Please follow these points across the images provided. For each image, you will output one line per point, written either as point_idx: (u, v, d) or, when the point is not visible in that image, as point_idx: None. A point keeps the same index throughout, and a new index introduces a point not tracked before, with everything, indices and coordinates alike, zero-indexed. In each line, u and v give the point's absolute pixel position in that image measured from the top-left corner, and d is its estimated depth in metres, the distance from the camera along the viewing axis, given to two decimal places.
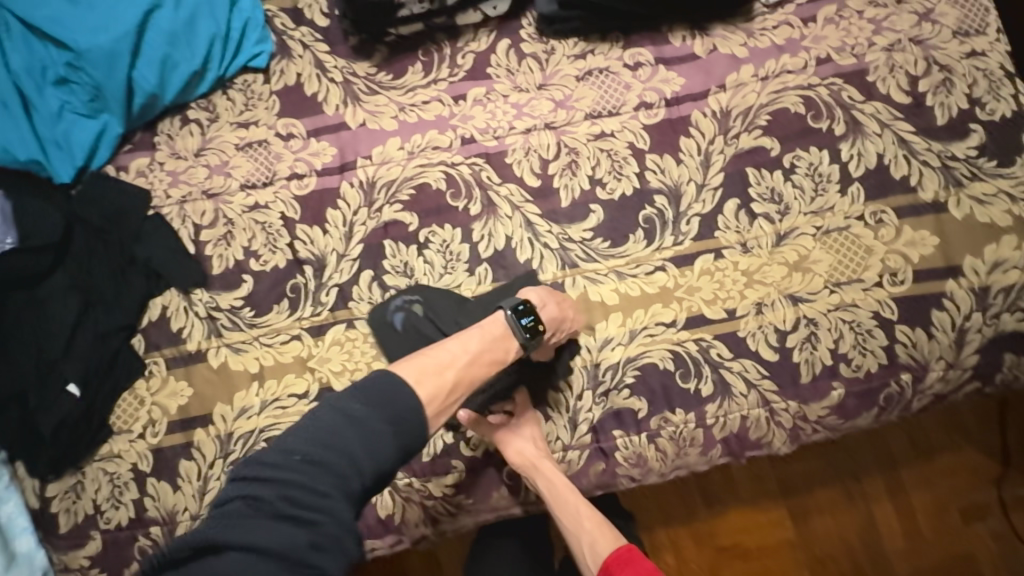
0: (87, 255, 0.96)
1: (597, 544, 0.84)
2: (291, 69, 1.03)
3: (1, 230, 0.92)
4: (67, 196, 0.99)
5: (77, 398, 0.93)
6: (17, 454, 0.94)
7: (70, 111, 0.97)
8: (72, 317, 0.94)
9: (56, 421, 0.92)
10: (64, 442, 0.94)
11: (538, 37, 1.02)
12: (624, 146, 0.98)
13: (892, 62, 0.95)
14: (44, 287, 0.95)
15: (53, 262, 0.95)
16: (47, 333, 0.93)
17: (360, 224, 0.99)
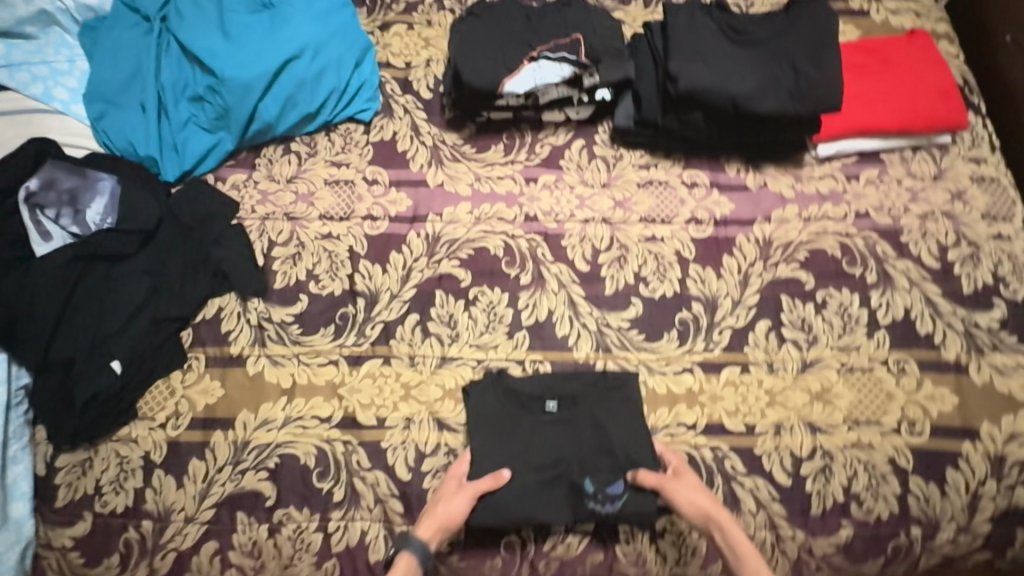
0: (168, 247, 1.06)
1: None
2: (389, 127, 1.17)
3: (105, 210, 1.02)
4: (168, 194, 1.09)
5: (117, 375, 0.98)
6: (42, 417, 0.96)
7: (194, 124, 1.11)
8: (139, 301, 1.01)
9: (91, 393, 0.96)
10: (91, 416, 0.97)
11: (610, 144, 1.14)
12: (671, 252, 1.07)
13: (925, 229, 1.05)
14: (122, 266, 1.02)
15: (138, 246, 1.03)
16: (112, 309, 0.99)
17: (418, 271, 1.06)
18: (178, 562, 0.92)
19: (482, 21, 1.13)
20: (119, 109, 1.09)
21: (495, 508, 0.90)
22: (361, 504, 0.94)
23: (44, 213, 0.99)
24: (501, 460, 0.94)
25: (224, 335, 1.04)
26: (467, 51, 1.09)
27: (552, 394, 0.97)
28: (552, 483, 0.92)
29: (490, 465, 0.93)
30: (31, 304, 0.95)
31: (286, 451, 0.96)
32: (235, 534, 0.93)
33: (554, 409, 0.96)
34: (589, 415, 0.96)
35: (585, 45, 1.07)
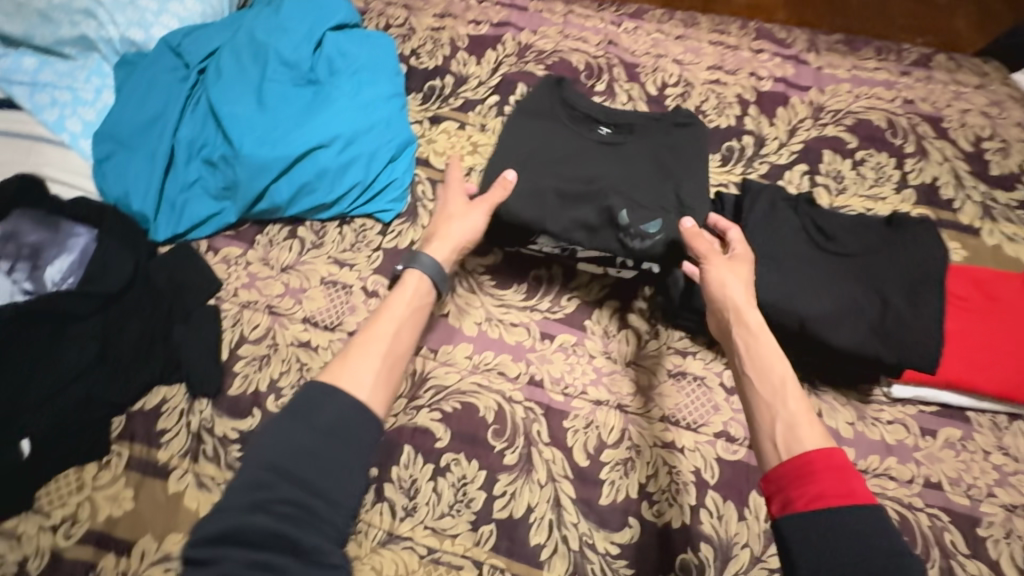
0: (127, 316, 0.93)
1: (797, 431, 0.64)
2: (408, 235, 1.05)
3: (69, 268, 0.92)
4: (151, 253, 0.99)
5: (22, 457, 0.83)
6: None
7: (200, 187, 1.01)
8: (74, 374, 0.88)
9: None
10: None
11: (649, 315, 0.99)
12: (688, 469, 0.89)
13: (1010, 526, 0.84)
14: (70, 330, 0.90)
15: (94, 311, 0.91)
16: (41, 377, 0.86)
17: (391, 414, 0.92)
18: None
19: (553, 121, 1.00)
20: (126, 152, 1.00)
21: (511, 211, 0.92)
22: None
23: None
24: (527, 189, 0.92)
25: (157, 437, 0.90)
26: (530, 165, 0.95)
27: (606, 121, 1.00)
28: (591, 181, 0.94)
29: (527, 159, 0.96)
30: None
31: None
32: None
33: (605, 133, 0.99)
34: (642, 149, 0.97)
35: (625, 199, 0.91)
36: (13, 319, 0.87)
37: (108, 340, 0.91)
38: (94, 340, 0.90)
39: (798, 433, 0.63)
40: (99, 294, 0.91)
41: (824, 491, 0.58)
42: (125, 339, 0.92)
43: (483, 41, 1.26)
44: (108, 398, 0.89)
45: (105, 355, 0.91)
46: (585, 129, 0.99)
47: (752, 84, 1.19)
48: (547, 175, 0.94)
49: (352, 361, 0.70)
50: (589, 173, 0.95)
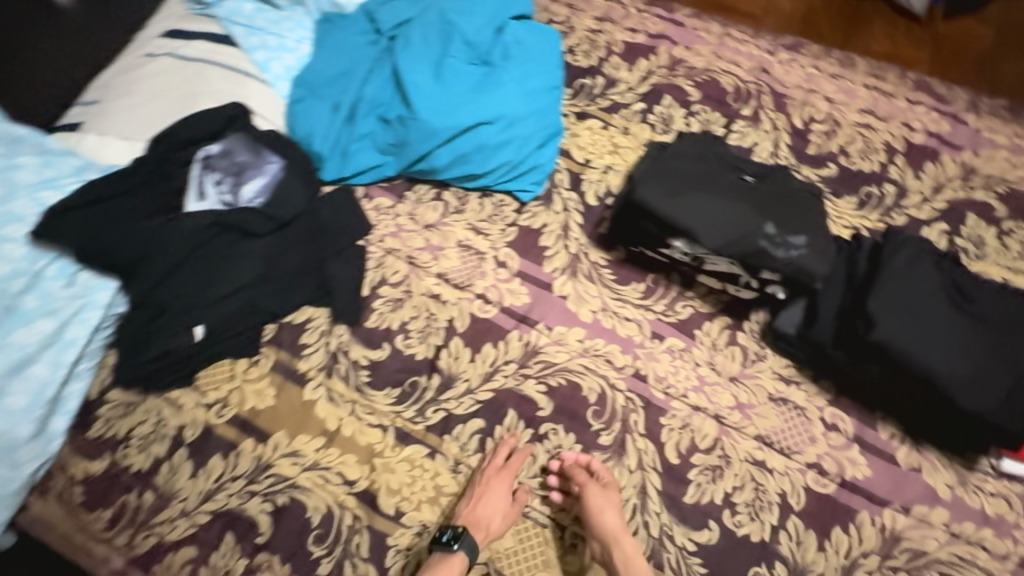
0: (293, 239, 1.05)
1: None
2: (541, 217, 1.13)
3: (258, 190, 1.04)
4: (317, 194, 1.10)
5: (193, 341, 0.98)
6: (118, 346, 0.97)
7: (371, 140, 1.12)
8: (244, 282, 1.00)
9: (164, 350, 0.97)
10: (156, 372, 0.98)
11: (758, 337, 1.02)
12: (775, 490, 0.92)
13: None
14: (245, 244, 1.02)
15: (267, 232, 1.04)
16: (219, 279, 0.99)
17: (503, 374, 1.00)
18: (153, 549, 0.90)
19: (701, 154, 1.04)
20: (314, 99, 1.13)
21: (651, 208, 0.93)
22: None
23: (210, 174, 1.03)
24: (670, 192, 0.94)
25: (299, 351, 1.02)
26: (675, 175, 0.96)
27: (747, 171, 1.02)
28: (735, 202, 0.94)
29: (672, 172, 0.97)
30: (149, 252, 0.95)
31: (299, 495, 0.91)
32: (214, 553, 0.88)
33: (749, 178, 1.00)
34: (781, 191, 0.98)
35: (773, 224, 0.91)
36: (210, 225, 0.99)
37: (277, 258, 1.03)
38: (265, 256, 1.03)
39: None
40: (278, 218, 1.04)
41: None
42: (288, 260, 1.04)
43: (637, 49, 1.31)
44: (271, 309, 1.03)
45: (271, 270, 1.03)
46: (729, 167, 1.02)
47: (902, 134, 1.18)
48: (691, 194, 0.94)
49: None
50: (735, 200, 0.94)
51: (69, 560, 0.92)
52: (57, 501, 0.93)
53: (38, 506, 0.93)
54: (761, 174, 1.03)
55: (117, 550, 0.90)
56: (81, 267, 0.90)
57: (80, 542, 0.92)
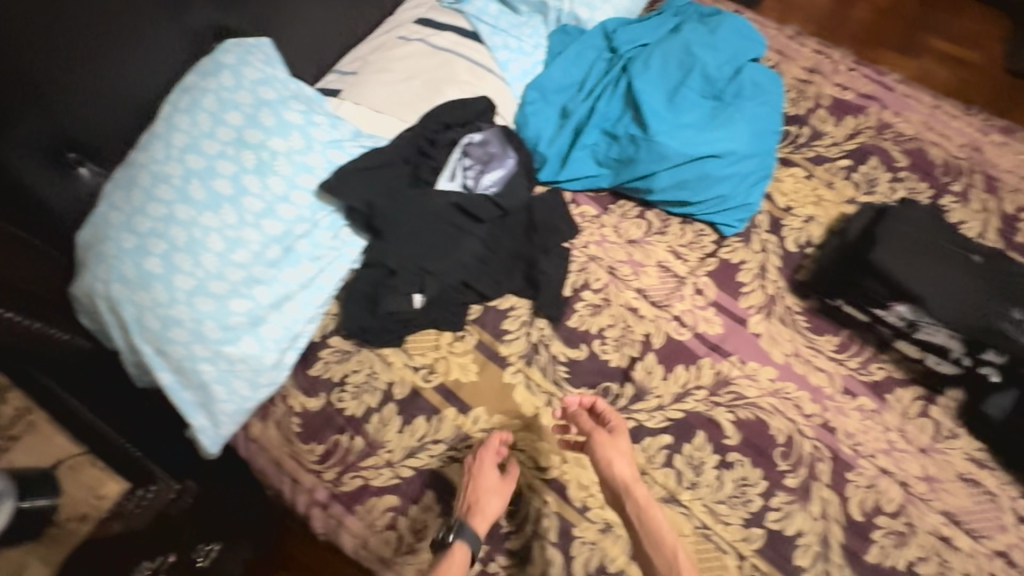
0: (509, 231, 1.12)
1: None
2: (740, 253, 1.16)
3: (495, 179, 1.12)
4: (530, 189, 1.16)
5: (413, 306, 1.04)
6: (346, 297, 1.05)
7: (593, 151, 1.17)
8: (466, 261, 1.07)
9: (389, 309, 1.03)
10: (375, 328, 1.04)
11: (952, 414, 1.02)
12: (959, 569, 0.92)
13: None
14: (471, 226, 1.08)
15: (490, 219, 1.10)
16: (447, 254, 1.05)
17: (693, 398, 1.03)
18: (358, 490, 0.98)
19: (933, 224, 1.06)
20: (545, 104, 1.20)
21: (897, 286, 0.99)
22: (523, 567, 0.93)
23: (463, 160, 1.11)
24: (916, 271, 0.99)
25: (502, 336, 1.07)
26: (919, 250, 1.00)
27: (976, 248, 1.05)
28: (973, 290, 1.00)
29: (918, 247, 1.01)
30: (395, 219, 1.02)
31: (495, 470, 0.97)
32: (414, 506, 0.96)
33: (979, 258, 1.04)
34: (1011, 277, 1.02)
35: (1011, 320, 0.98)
36: (450, 204, 1.06)
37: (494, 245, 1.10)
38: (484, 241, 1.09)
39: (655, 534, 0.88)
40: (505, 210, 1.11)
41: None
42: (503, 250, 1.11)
43: (846, 106, 1.33)
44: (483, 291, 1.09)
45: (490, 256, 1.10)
46: (961, 243, 1.05)
47: None
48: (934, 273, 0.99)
49: None
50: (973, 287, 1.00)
51: (277, 483, 1.02)
52: (276, 427, 1.02)
53: (259, 429, 1.02)
54: (986, 252, 1.06)
55: (325, 484, 0.99)
56: (347, 223, 1.01)
57: (291, 468, 1.01)
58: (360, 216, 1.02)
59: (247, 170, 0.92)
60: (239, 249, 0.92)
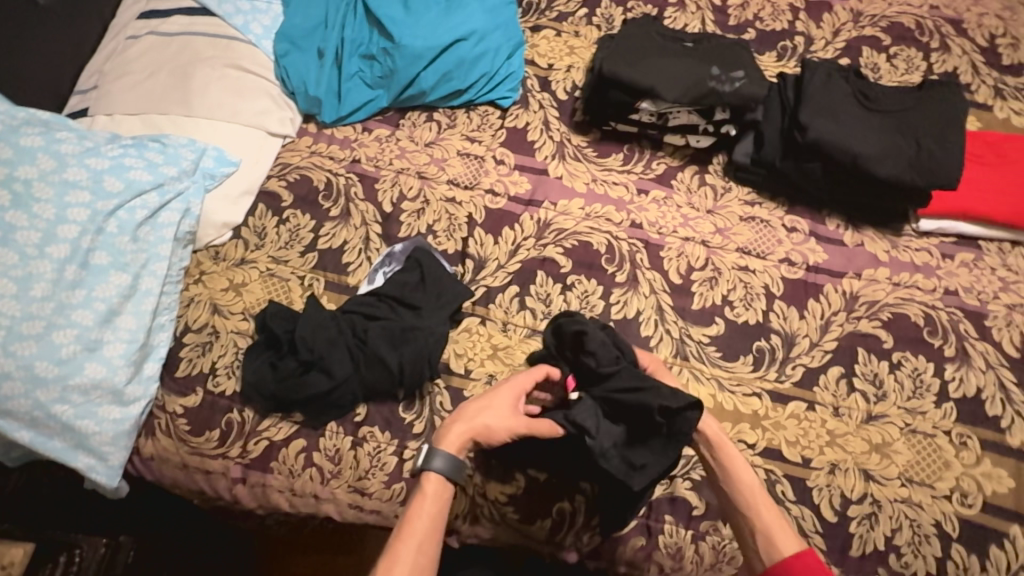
0: (403, 291, 1.05)
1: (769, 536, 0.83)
2: (523, 117, 1.29)
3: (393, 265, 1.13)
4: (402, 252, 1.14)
5: (348, 393, 0.99)
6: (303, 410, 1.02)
7: (360, 78, 1.25)
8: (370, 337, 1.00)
9: (316, 393, 0.98)
10: (298, 394, 0.98)
11: (722, 175, 1.23)
12: (759, 284, 1.14)
13: (1010, 319, 1.09)
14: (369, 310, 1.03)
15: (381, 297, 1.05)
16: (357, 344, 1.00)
17: (525, 249, 1.17)
18: (267, 450, 1.03)
19: (648, 34, 1.22)
20: (299, 52, 1.25)
21: (622, 82, 1.15)
22: None
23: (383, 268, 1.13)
24: (631, 65, 1.15)
25: (400, 244, 1.15)
26: (634, 55, 1.17)
27: (690, 39, 1.21)
28: (682, 62, 1.15)
29: (631, 52, 1.17)
30: (324, 350, 0.98)
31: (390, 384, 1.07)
32: (322, 438, 1.03)
33: (690, 45, 1.19)
34: (716, 46, 1.19)
35: (728, 79, 1.13)
36: (355, 309, 1.04)
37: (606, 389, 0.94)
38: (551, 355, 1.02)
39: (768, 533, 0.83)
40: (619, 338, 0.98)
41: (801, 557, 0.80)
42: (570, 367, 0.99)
43: None
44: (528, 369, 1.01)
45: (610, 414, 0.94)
46: (671, 39, 1.21)
47: None
48: (649, 63, 1.15)
49: (415, 542, 0.81)
50: (684, 60, 1.15)
51: (193, 483, 1.05)
52: (166, 435, 1.05)
53: (151, 445, 1.05)
54: (701, 38, 1.21)
55: (235, 461, 1.03)
56: (140, 223, 1.05)
57: (198, 464, 1.04)
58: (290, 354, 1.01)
59: (7, 208, 0.96)
60: (36, 283, 0.96)
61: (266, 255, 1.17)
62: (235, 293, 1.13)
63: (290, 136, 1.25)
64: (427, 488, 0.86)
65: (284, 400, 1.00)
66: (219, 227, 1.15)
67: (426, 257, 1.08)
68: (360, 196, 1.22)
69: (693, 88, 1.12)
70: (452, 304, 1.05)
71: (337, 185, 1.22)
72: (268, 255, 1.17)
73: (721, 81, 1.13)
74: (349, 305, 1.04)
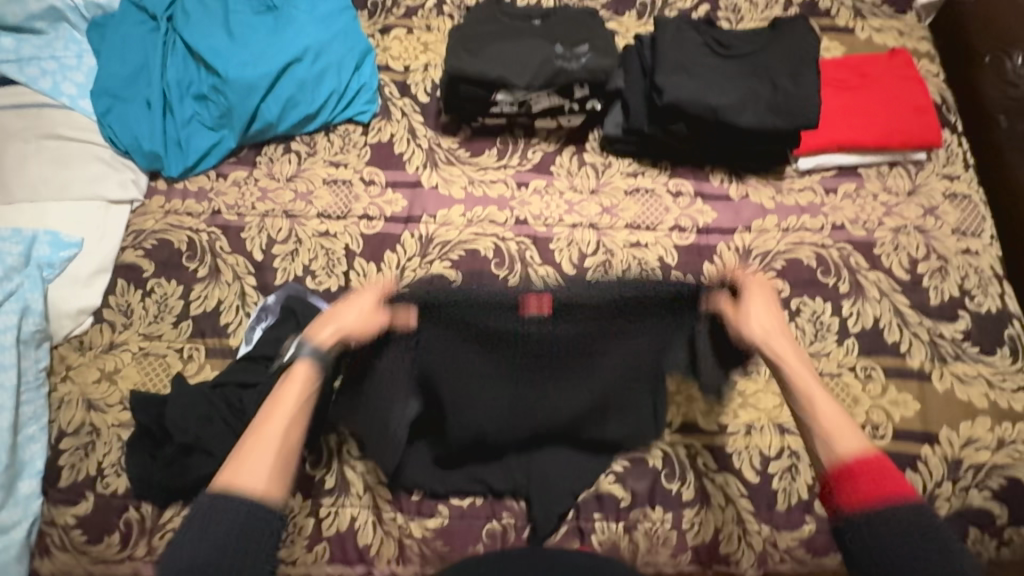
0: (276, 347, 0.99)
1: (831, 439, 0.76)
2: (387, 129, 1.21)
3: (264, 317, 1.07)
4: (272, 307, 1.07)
5: None
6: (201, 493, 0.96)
7: (198, 121, 1.16)
8: (249, 407, 0.94)
9: (200, 476, 0.92)
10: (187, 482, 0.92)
11: (599, 151, 1.19)
12: (654, 257, 1.12)
13: (897, 242, 1.10)
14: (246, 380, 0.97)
15: (256, 360, 0.99)
16: (240, 422, 0.93)
17: (411, 270, 1.11)
18: (175, 541, 0.97)
19: (493, 15, 1.15)
20: (123, 105, 1.14)
21: (470, 75, 1.08)
22: (350, 492, 0.98)
23: (257, 324, 1.06)
24: (476, 56, 1.09)
25: (272, 295, 1.08)
26: (477, 43, 1.11)
27: (537, 16, 1.15)
28: (529, 43, 1.09)
29: (474, 41, 1.11)
30: (200, 431, 0.92)
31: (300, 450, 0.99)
32: None
33: (538, 23, 1.14)
34: (564, 19, 1.14)
35: (579, 53, 1.08)
36: (230, 380, 0.96)
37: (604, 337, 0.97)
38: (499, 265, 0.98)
39: (844, 449, 0.75)
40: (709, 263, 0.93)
41: (873, 483, 0.71)
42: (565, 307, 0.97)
43: None
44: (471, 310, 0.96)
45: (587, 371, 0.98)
46: (517, 18, 1.15)
47: None
48: (494, 51, 1.09)
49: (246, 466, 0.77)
50: (530, 40, 1.10)
51: None
52: (62, 550, 0.97)
53: (49, 564, 0.97)
54: (547, 12, 1.16)
55: (144, 559, 0.97)
56: None
57: (106, 572, 0.97)
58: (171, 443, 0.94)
59: None
60: None
61: (137, 333, 1.08)
62: (109, 382, 1.04)
63: (137, 199, 1.14)
64: (297, 369, 0.85)
65: (175, 489, 0.94)
66: (74, 315, 1.06)
67: (300, 305, 1.03)
68: (227, 248, 1.13)
69: (542, 69, 1.07)
70: None
71: (200, 243, 1.13)
72: (138, 333, 1.08)
73: (573, 57, 1.08)
74: (220, 379, 0.97)
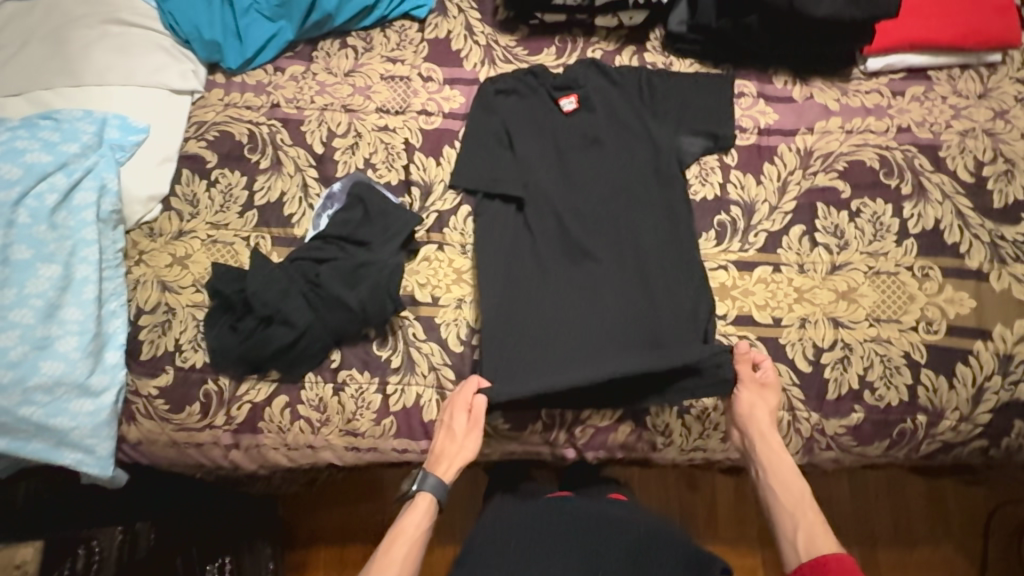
0: (347, 233, 1.04)
1: (818, 539, 0.88)
2: (444, 26, 1.20)
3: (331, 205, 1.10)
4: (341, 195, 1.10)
5: (311, 343, 1.00)
6: (277, 366, 1.01)
7: (256, 11, 1.15)
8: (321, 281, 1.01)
9: (279, 347, 0.98)
10: (268, 352, 0.99)
11: (660, 51, 1.17)
12: (713, 158, 1.11)
13: (964, 145, 1.08)
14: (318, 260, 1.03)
15: (329, 242, 1.05)
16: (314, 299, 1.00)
17: None
18: (251, 412, 1.02)
19: None
20: None
21: None
22: (416, 370, 1.03)
23: (325, 210, 1.10)
24: None
25: (337, 183, 1.11)
26: None
27: None
28: None
29: None
30: (278, 303, 0.99)
31: (368, 331, 1.03)
32: (303, 391, 1.02)
33: None
34: None
35: None
36: (306, 260, 1.03)
37: (636, 209, 1.08)
38: (552, 143, 1.12)
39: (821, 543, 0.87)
40: (709, 130, 1.10)
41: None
42: (599, 184, 1.09)
43: None
44: (533, 183, 1.09)
45: (629, 242, 1.06)
46: None
47: None
48: None
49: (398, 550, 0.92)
50: None
51: (188, 458, 1.05)
52: (147, 419, 1.03)
53: (136, 430, 1.04)
54: None
55: (223, 429, 1.03)
56: (55, 210, 1.00)
57: (187, 440, 1.04)
58: (252, 316, 1.00)
59: None
60: None
61: (204, 222, 1.10)
62: (181, 266, 1.08)
63: (197, 90, 1.14)
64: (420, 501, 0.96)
65: (255, 361, 1.00)
66: (145, 201, 1.08)
67: (369, 192, 1.07)
68: (287, 141, 1.14)
69: None
70: (400, 236, 1.04)
71: (261, 135, 1.14)
72: (205, 222, 1.10)
73: None
74: (297, 254, 1.04)
